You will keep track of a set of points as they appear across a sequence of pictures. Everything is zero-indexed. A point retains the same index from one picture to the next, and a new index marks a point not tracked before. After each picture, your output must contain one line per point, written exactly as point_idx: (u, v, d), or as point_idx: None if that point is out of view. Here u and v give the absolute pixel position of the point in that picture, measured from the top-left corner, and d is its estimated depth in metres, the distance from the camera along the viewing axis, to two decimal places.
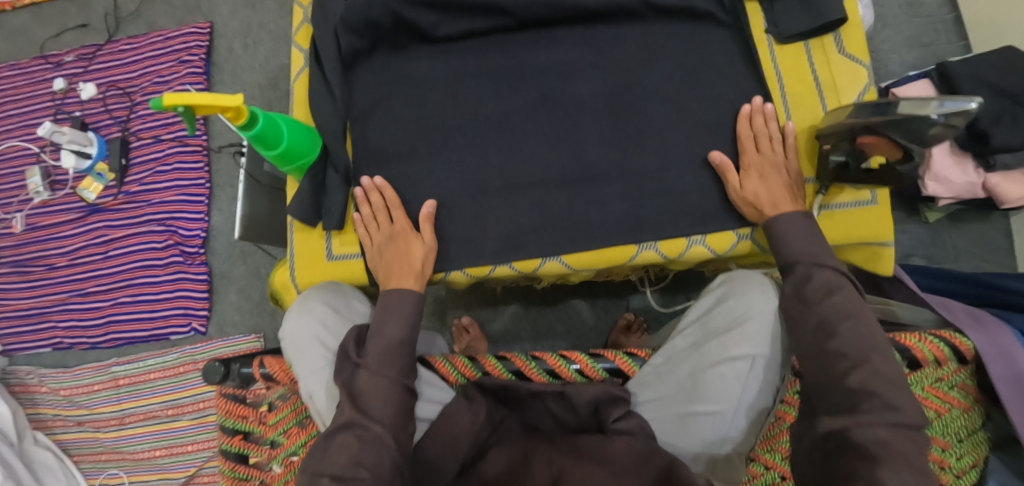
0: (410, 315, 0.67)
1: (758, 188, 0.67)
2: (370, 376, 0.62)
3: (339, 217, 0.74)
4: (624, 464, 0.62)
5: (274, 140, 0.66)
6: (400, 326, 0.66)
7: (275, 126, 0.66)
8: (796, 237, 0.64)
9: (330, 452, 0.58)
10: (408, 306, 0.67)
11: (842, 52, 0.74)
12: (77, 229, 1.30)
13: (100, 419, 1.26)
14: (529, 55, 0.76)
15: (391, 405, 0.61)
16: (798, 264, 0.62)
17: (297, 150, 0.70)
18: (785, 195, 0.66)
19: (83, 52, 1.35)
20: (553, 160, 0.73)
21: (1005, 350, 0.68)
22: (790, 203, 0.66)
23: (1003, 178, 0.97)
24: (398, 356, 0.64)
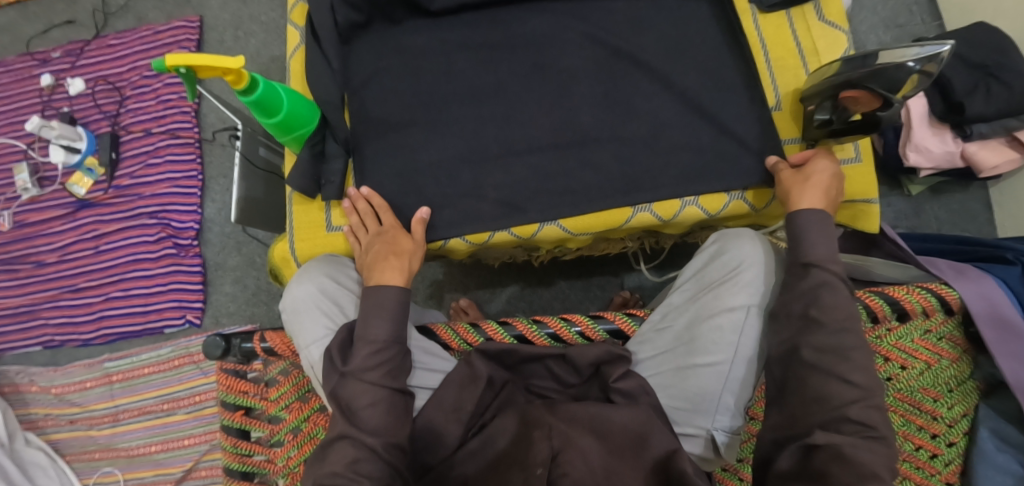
0: (395, 313, 0.64)
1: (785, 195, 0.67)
2: (358, 383, 0.60)
3: (339, 187, 0.76)
4: (619, 440, 0.62)
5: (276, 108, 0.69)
6: (383, 327, 0.62)
7: (278, 95, 0.69)
8: (817, 235, 0.62)
9: (329, 459, 0.58)
10: (391, 302, 0.64)
11: (822, 19, 0.77)
12: (67, 225, 1.29)
13: (93, 416, 1.24)
14: (522, 28, 0.79)
15: (382, 409, 0.60)
16: (819, 267, 0.60)
17: (300, 119, 0.72)
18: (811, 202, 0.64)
19: (70, 49, 1.35)
20: (547, 127, 0.76)
21: (989, 299, 0.70)
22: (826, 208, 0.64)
23: (980, 148, 1.00)
24: (383, 358, 0.61)
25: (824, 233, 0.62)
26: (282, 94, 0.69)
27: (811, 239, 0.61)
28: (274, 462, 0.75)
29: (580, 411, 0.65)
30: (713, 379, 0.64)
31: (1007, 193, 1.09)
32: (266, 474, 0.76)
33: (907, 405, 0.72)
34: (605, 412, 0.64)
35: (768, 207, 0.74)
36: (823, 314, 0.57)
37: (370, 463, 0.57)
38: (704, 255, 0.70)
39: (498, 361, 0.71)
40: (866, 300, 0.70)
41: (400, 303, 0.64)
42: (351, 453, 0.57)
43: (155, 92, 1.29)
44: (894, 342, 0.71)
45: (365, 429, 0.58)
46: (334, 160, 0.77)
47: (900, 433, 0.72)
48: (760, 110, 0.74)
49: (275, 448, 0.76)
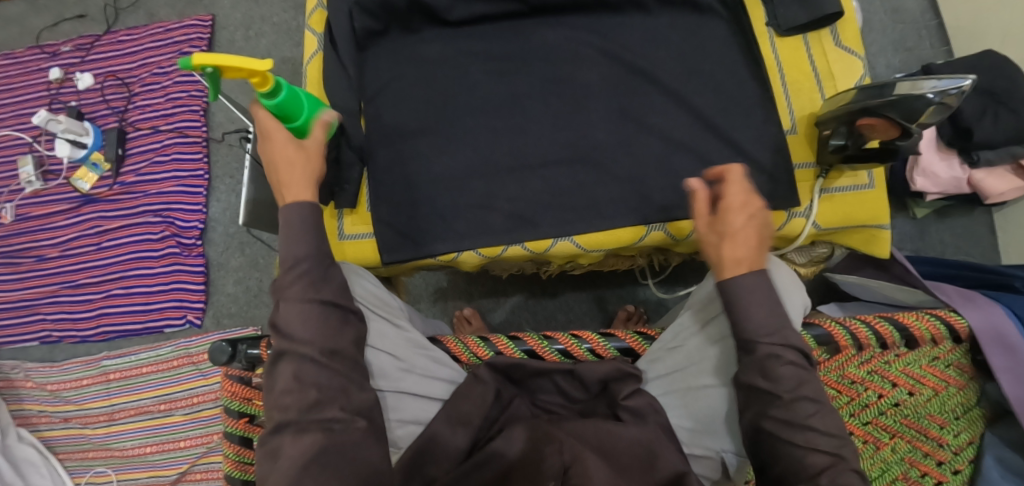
0: (309, 224, 0.59)
1: (711, 248, 0.59)
2: (287, 307, 0.57)
3: (354, 195, 0.74)
4: (624, 460, 0.62)
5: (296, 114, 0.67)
6: (300, 242, 0.58)
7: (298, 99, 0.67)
8: (752, 307, 0.56)
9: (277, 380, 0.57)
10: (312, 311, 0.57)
11: (838, 44, 0.77)
12: (69, 220, 1.28)
13: (88, 414, 1.23)
14: (540, 41, 0.79)
15: (313, 324, 0.57)
16: (760, 344, 0.55)
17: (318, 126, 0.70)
18: (744, 252, 0.57)
19: (80, 43, 1.35)
20: (563, 141, 0.76)
21: (997, 326, 0.70)
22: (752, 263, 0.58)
23: (987, 174, 1.01)
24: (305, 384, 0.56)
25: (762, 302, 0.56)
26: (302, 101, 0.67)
27: (747, 313, 0.56)
28: None
29: (590, 429, 0.65)
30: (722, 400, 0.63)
31: (1012, 219, 1.10)
32: None
33: (913, 431, 0.73)
34: (613, 430, 0.64)
35: (782, 229, 0.74)
36: (777, 388, 0.54)
37: (313, 374, 0.56)
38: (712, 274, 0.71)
39: (506, 375, 0.71)
40: (876, 325, 0.70)
41: (308, 216, 0.59)
42: (291, 368, 0.56)
43: (164, 89, 1.28)
44: (903, 367, 0.72)
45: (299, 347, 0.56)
46: (351, 167, 0.74)
47: (906, 460, 0.72)
48: (775, 132, 0.74)
49: None
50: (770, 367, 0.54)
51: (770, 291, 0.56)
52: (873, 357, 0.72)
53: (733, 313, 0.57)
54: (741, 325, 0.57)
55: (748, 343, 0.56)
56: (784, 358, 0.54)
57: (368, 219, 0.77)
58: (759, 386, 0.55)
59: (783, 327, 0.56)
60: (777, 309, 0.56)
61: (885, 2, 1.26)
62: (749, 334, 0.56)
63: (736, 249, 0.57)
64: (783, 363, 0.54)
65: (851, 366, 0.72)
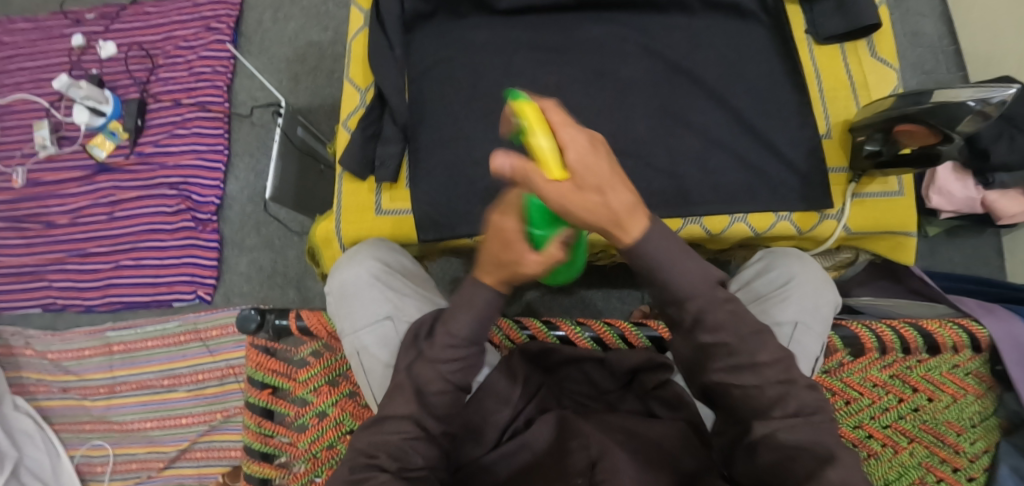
0: (485, 313, 0.55)
1: (601, 218, 0.40)
2: (432, 377, 0.56)
3: (394, 169, 0.75)
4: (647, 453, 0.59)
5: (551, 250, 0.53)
6: (465, 326, 0.55)
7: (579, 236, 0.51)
8: (674, 264, 0.49)
9: (384, 427, 0.56)
10: (480, 301, 0.54)
11: (874, 56, 0.79)
12: (82, 188, 1.26)
13: (88, 386, 1.21)
14: (584, 33, 0.81)
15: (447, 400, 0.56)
16: (692, 299, 0.51)
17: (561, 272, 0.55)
18: (628, 192, 0.41)
19: (106, 12, 1.34)
20: (603, 131, 0.76)
21: (1016, 339, 0.72)
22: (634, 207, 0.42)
23: (1001, 196, 1.03)
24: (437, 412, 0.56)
25: (678, 257, 0.49)
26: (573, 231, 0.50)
27: (672, 272, 0.49)
28: (296, 445, 0.72)
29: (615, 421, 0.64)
30: None
31: (1020, 242, 1.12)
32: (285, 457, 0.73)
33: (930, 437, 0.73)
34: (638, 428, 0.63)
35: (814, 230, 0.75)
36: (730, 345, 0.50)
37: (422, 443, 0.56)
38: (751, 268, 0.71)
39: (535, 361, 0.70)
40: (900, 329, 0.72)
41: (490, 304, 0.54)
42: (405, 428, 0.55)
43: (188, 63, 1.28)
44: (924, 373, 0.73)
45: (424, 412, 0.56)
46: (390, 143, 0.76)
47: (923, 465, 0.72)
48: (811, 135, 0.76)
49: (298, 431, 0.73)
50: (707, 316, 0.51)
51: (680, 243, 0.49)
52: (896, 361, 0.73)
53: (659, 275, 0.49)
54: (668, 286, 0.50)
55: (678, 297, 0.51)
56: (721, 300, 0.51)
57: (406, 195, 0.77)
58: (705, 342, 0.52)
59: (705, 267, 0.52)
60: (697, 259, 0.51)
61: (904, 25, 1.30)
62: (680, 291, 0.50)
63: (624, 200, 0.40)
64: (722, 306, 0.51)
65: (874, 369, 0.73)
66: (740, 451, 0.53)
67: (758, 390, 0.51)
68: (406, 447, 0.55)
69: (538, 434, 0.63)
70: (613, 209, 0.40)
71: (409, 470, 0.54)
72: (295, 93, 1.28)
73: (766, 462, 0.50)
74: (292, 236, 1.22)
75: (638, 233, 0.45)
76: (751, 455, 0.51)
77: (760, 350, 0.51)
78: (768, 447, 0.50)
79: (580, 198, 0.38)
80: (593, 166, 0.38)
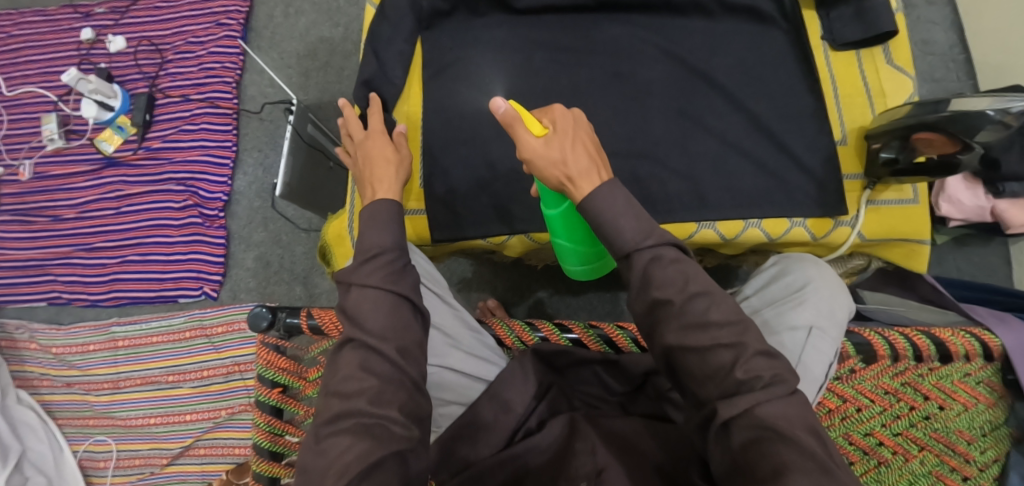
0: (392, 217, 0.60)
1: (552, 167, 0.52)
2: (355, 291, 0.56)
3: None
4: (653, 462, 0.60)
5: (551, 225, 0.63)
6: (384, 233, 0.59)
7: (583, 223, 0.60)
8: (615, 218, 0.51)
9: (338, 368, 0.55)
10: (383, 213, 0.60)
11: (890, 62, 0.78)
12: (89, 182, 1.26)
13: (92, 381, 1.20)
14: (600, 34, 0.80)
15: (384, 310, 0.55)
16: (636, 253, 0.51)
17: (567, 252, 0.64)
18: (587, 157, 0.52)
19: (116, 5, 1.33)
20: (617, 134, 0.76)
21: None
22: (593, 174, 0.52)
23: (1011, 205, 1.02)
24: (391, 331, 0.55)
25: (621, 214, 0.51)
26: (570, 213, 0.59)
27: (614, 225, 0.51)
28: None
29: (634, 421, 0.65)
30: None
31: None
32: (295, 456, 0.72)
33: (941, 445, 0.72)
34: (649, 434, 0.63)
35: (828, 237, 0.75)
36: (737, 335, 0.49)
37: (379, 364, 0.54)
38: (767, 272, 0.72)
39: (548, 363, 0.69)
40: (913, 337, 0.71)
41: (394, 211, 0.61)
42: (358, 356, 0.54)
43: (198, 59, 1.28)
44: (934, 381, 0.73)
45: (365, 332, 0.55)
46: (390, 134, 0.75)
47: (933, 473, 0.72)
48: (828, 142, 0.76)
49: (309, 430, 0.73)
50: (653, 272, 0.50)
51: (628, 203, 0.51)
52: (908, 369, 0.73)
53: (603, 229, 0.51)
54: (613, 241, 0.52)
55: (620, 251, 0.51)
56: (665, 258, 0.51)
57: (420, 194, 0.77)
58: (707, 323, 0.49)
59: (655, 228, 0.52)
60: (643, 215, 0.51)
61: (915, 33, 1.30)
62: (623, 246, 0.51)
63: (576, 153, 0.52)
64: (667, 264, 0.51)
65: (885, 376, 0.72)
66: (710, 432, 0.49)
67: (713, 353, 0.48)
68: (362, 373, 0.53)
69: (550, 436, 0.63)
70: (567, 168, 0.52)
71: (376, 404, 0.52)
72: (305, 89, 1.27)
73: (741, 442, 0.46)
74: (299, 234, 1.22)
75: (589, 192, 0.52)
76: (724, 435, 0.47)
77: (712, 308, 0.49)
78: (743, 424, 0.46)
79: (545, 148, 0.52)
80: (561, 126, 0.53)
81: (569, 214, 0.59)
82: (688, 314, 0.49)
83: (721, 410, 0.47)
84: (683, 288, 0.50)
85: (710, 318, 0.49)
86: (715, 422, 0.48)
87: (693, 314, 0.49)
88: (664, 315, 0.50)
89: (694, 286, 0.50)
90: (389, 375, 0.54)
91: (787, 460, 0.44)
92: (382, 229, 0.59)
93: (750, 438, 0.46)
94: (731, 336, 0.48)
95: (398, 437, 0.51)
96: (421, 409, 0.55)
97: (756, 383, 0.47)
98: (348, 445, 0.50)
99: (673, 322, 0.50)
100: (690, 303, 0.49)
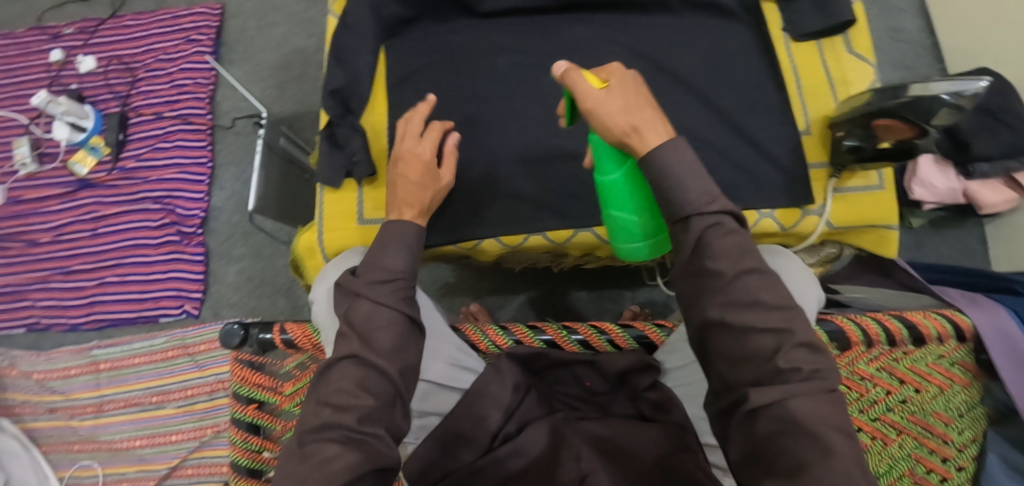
0: (411, 244, 0.62)
1: (618, 117, 0.52)
2: (366, 305, 0.58)
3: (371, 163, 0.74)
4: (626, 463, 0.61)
5: (605, 196, 0.59)
6: (400, 258, 0.60)
7: (643, 185, 0.57)
8: (680, 176, 0.51)
9: (331, 378, 0.56)
10: (410, 236, 0.62)
11: (851, 51, 0.79)
12: (64, 204, 1.25)
13: (75, 406, 1.19)
14: (565, 34, 0.81)
15: (393, 331, 0.57)
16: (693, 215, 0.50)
17: (626, 226, 0.59)
18: (650, 112, 0.53)
19: (84, 26, 1.33)
20: (585, 132, 0.77)
21: (1003, 330, 0.70)
22: (656, 127, 0.52)
23: (981, 186, 1.04)
24: (403, 353, 0.57)
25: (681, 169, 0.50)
26: (630, 172, 0.57)
27: (678, 184, 0.50)
28: None
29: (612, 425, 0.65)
30: None
31: (1003, 230, 1.14)
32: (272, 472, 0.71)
33: (919, 428, 0.72)
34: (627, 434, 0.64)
35: (797, 226, 0.75)
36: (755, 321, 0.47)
37: (377, 384, 0.55)
38: None
39: (526, 366, 0.69)
40: (884, 322, 0.70)
41: (417, 234, 0.62)
42: (358, 373, 0.55)
43: (169, 76, 1.27)
44: (908, 365, 0.73)
45: (370, 350, 0.56)
46: (353, 137, 0.76)
47: (912, 456, 0.72)
48: (792, 133, 0.76)
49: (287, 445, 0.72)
50: (710, 240, 0.49)
51: (689, 160, 0.51)
52: (882, 354, 0.73)
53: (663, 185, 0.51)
54: (674, 202, 0.50)
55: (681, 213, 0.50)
56: (725, 227, 0.49)
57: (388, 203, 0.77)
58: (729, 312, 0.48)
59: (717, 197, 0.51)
60: (705, 178, 0.51)
61: (883, 21, 1.31)
62: (683, 208, 0.50)
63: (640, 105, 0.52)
64: (724, 234, 0.49)
65: (860, 363, 0.72)
66: (734, 418, 0.48)
67: (757, 337, 0.47)
68: (358, 390, 0.55)
69: (532, 442, 0.63)
70: (631, 120, 0.52)
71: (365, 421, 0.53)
72: (280, 101, 1.27)
73: (766, 432, 0.45)
74: (280, 247, 1.21)
75: (655, 143, 0.52)
76: (750, 422, 0.46)
77: (763, 289, 0.48)
78: (772, 414, 0.45)
79: (609, 99, 0.52)
80: (622, 81, 0.54)
81: (629, 172, 0.57)
82: (733, 291, 0.48)
83: (753, 397, 0.46)
84: (738, 262, 0.48)
85: (760, 296, 0.48)
86: (742, 409, 0.47)
87: (740, 290, 0.48)
88: (709, 286, 0.49)
89: (748, 262, 0.49)
90: (385, 394, 0.55)
91: (806, 459, 0.43)
92: (397, 252, 0.61)
93: (774, 430, 0.45)
94: (777, 319, 0.47)
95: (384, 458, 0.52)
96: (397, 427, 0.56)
97: (794, 376, 0.46)
98: (336, 454, 0.51)
99: (717, 296, 0.48)
100: (738, 280, 0.48)
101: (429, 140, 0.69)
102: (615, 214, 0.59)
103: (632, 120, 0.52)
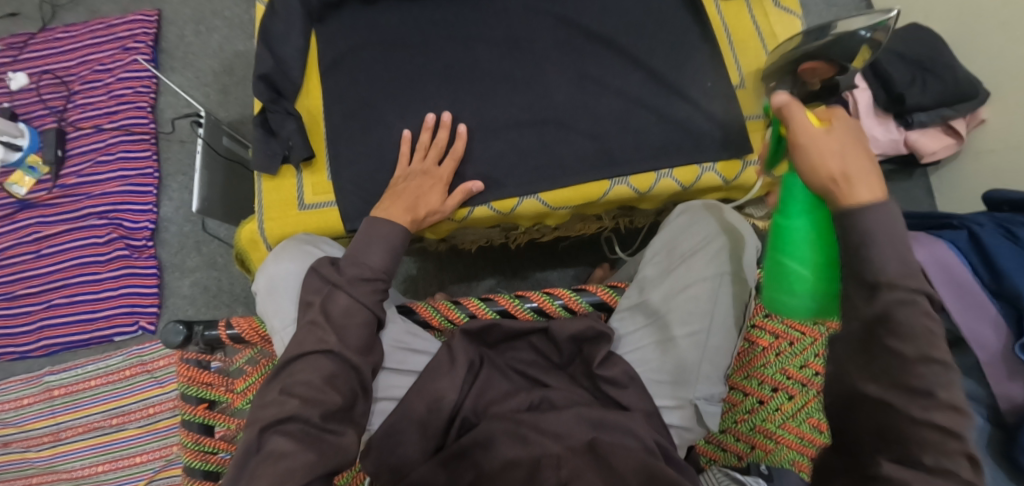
0: (394, 246, 0.64)
1: (828, 159, 0.44)
2: (344, 300, 0.59)
3: (307, 145, 0.73)
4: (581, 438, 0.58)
5: (777, 242, 0.51)
6: (372, 254, 0.62)
7: (831, 238, 0.48)
8: (884, 242, 0.41)
9: (297, 369, 0.55)
10: (391, 235, 0.64)
11: (778, 4, 0.82)
12: (5, 227, 1.20)
13: (30, 437, 1.14)
14: (497, 7, 0.81)
15: (365, 331, 0.59)
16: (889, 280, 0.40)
17: (791, 279, 0.49)
18: (870, 164, 0.43)
19: (13, 41, 1.28)
20: (521, 101, 0.77)
21: (942, 262, 0.68)
22: (867, 184, 0.42)
23: (921, 134, 1.07)
24: (371, 347, 0.59)
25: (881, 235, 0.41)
26: (819, 222, 0.48)
27: (873, 244, 0.41)
28: None
29: (574, 418, 0.59)
30: (691, 349, 0.63)
31: (947, 179, 1.16)
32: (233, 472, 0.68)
33: None
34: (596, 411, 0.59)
35: (738, 179, 0.77)
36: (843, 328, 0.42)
37: (344, 383, 0.56)
38: (668, 230, 0.73)
39: (478, 339, 0.68)
40: None
41: (402, 237, 0.65)
42: (329, 367, 0.55)
43: (107, 86, 1.24)
44: None
45: (344, 345, 0.57)
46: (286, 122, 0.75)
47: None
48: (725, 88, 0.77)
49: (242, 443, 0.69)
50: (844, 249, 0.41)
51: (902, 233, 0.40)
52: None
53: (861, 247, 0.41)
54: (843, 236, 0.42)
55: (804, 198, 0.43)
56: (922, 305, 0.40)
57: (329, 187, 0.75)
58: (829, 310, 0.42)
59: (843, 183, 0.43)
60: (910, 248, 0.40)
61: None
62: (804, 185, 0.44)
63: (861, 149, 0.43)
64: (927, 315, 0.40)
65: None
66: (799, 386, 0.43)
67: None
68: (324, 386, 0.54)
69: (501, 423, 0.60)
70: (841, 165, 0.43)
71: (331, 417, 0.53)
72: (225, 106, 1.24)
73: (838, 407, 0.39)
74: None
75: (868, 197, 0.42)
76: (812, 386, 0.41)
77: None
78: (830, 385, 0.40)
79: (824, 139, 0.44)
80: (845, 124, 0.46)
81: (816, 219, 0.49)
82: None
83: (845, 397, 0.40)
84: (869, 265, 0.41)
85: None
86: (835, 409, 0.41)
87: None
88: None
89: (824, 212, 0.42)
90: (351, 391, 0.56)
91: None
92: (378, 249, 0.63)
93: None
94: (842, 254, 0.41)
95: (342, 460, 0.52)
96: (352, 418, 0.56)
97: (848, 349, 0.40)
98: (290, 451, 0.50)
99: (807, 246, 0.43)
100: None
101: (447, 166, 0.73)
102: (784, 261, 0.49)
103: (843, 167, 0.43)
